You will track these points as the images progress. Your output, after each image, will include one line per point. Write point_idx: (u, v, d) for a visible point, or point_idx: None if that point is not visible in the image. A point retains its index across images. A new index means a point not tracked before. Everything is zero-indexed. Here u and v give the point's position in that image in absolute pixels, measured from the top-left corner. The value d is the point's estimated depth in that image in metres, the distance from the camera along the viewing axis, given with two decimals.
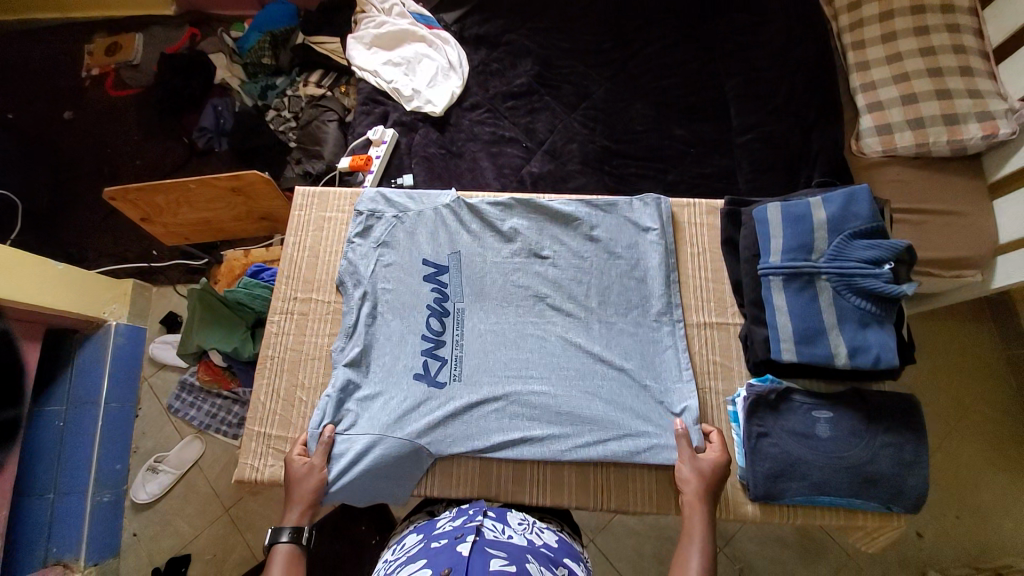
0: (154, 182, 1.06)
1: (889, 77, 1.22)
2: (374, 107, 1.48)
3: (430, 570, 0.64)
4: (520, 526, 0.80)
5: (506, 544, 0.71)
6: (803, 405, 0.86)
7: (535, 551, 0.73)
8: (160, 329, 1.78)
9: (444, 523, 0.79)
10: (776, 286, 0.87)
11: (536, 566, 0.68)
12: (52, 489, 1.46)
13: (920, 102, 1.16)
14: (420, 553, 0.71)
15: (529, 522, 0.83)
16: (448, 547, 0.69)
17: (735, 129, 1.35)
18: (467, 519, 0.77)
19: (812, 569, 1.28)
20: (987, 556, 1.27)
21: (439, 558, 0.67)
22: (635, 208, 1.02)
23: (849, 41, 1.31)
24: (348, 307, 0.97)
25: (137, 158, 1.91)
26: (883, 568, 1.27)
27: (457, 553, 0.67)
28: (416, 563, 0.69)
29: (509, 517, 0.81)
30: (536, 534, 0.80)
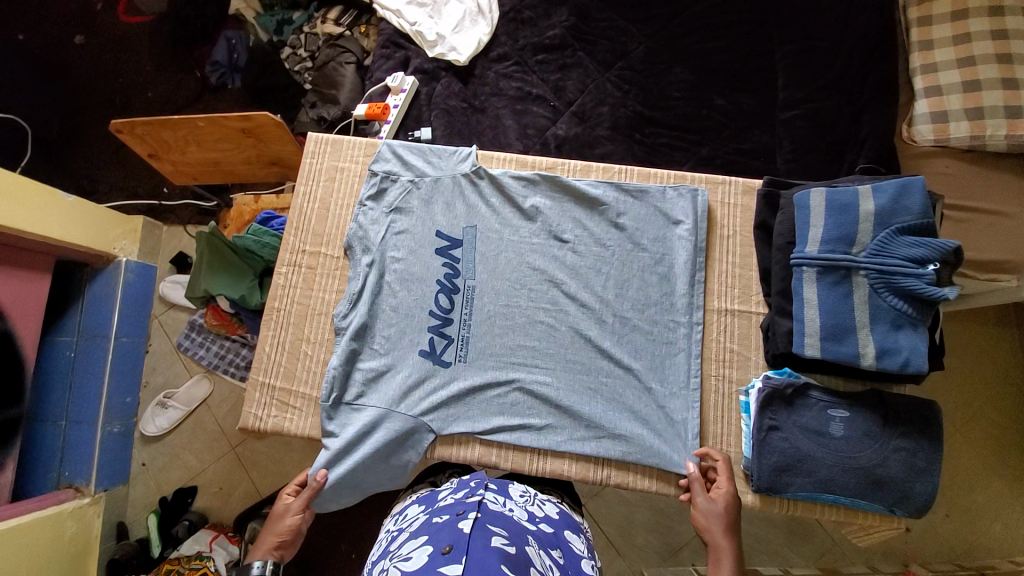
0: (162, 117, 1.01)
1: (953, 59, 1.11)
2: (395, 51, 1.39)
3: (432, 547, 0.64)
4: (521, 498, 0.79)
5: (508, 521, 0.71)
6: (820, 402, 0.83)
7: (536, 530, 0.72)
8: (171, 269, 1.77)
9: (445, 495, 0.79)
10: (808, 278, 0.82)
11: (537, 547, 0.67)
12: (63, 418, 1.51)
13: (982, 91, 1.06)
14: (422, 529, 0.71)
15: (531, 495, 0.83)
16: (449, 523, 0.68)
17: (780, 103, 1.26)
18: (469, 493, 0.76)
19: (797, 550, 1.29)
20: (972, 558, 1.27)
21: (440, 534, 0.66)
22: (668, 197, 0.95)
23: (914, 16, 1.19)
24: (356, 273, 0.94)
25: (150, 90, 1.85)
26: (866, 557, 1.28)
27: (458, 530, 0.66)
28: (418, 539, 0.68)
29: (512, 490, 0.80)
30: (536, 508, 0.79)
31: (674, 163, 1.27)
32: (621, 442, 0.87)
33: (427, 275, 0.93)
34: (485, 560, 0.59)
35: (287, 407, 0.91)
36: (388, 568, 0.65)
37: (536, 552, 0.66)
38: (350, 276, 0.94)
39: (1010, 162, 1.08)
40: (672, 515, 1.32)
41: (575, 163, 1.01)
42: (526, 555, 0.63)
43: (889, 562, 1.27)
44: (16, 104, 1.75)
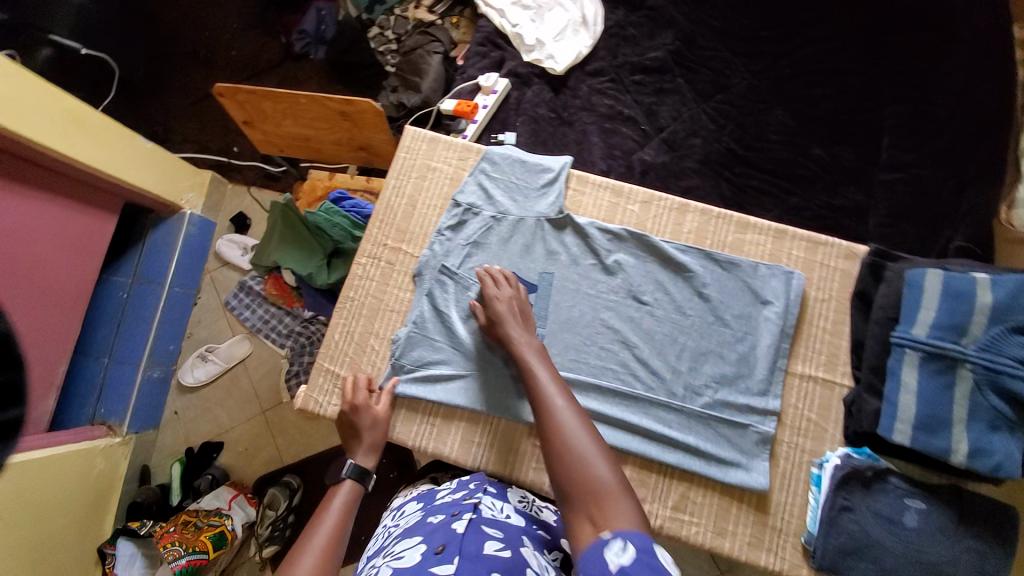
0: (266, 88, 1.02)
1: None
2: (491, 50, 1.40)
3: (425, 547, 0.65)
4: (520, 503, 0.79)
5: (503, 524, 0.71)
6: (897, 489, 0.79)
7: (530, 531, 0.73)
8: (228, 228, 1.79)
9: (443, 494, 0.80)
10: (909, 361, 0.78)
11: (531, 548, 0.68)
12: (107, 354, 1.55)
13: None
14: (416, 528, 0.71)
15: (530, 498, 0.83)
16: (443, 525, 0.69)
17: (881, 164, 1.21)
18: (467, 494, 0.77)
19: None
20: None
21: (434, 535, 0.67)
22: (760, 275, 0.89)
23: None
24: (419, 301, 0.92)
25: (234, 49, 1.87)
26: None
27: (452, 531, 0.67)
28: (413, 538, 0.68)
29: (510, 494, 0.80)
30: (533, 511, 0.80)
31: (759, 208, 1.22)
32: (679, 490, 0.84)
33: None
34: (474, 564, 0.60)
35: None
36: (380, 565, 0.65)
37: (531, 553, 0.67)
38: (419, 303, 0.92)
39: None
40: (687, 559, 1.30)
41: (674, 201, 0.95)
42: (520, 557, 0.64)
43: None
44: (107, 45, 1.79)
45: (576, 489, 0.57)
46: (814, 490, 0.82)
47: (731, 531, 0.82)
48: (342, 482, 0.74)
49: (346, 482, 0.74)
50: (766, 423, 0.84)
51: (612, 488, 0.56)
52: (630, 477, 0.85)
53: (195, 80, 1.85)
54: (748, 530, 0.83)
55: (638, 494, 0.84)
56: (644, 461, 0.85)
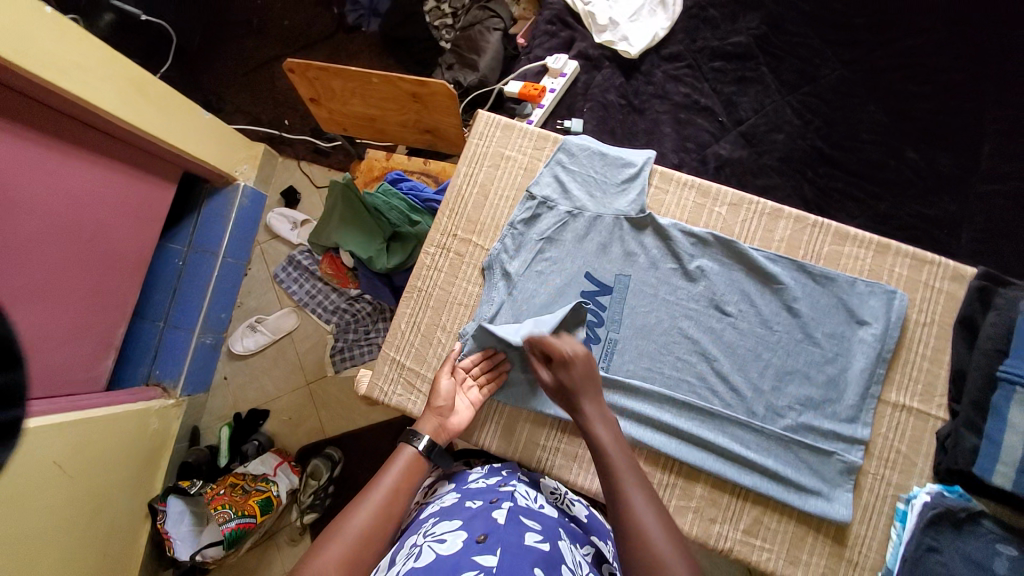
0: (338, 66, 0.99)
1: None
2: (560, 29, 1.33)
3: (466, 533, 0.63)
4: (554, 495, 0.79)
5: (540, 516, 0.70)
6: (991, 534, 0.73)
7: (565, 526, 0.72)
8: (279, 201, 1.79)
9: (477, 478, 0.79)
10: (1019, 400, 0.72)
11: (568, 543, 0.67)
12: (162, 319, 1.59)
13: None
14: (454, 510, 0.70)
15: (562, 492, 0.81)
16: (483, 512, 0.67)
17: (985, 172, 1.10)
18: (502, 482, 0.77)
19: None
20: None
21: (474, 522, 0.65)
22: (857, 292, 0.82)
23: None
24: (489, 296, 0.89)
25: (287, 18, 1.84)
26: None
27: (492, 520, 0.65)
28: (451, 521, 0.67)
29: (545, 485, 0.80)
30: (566, 507, 0.78)
31: (843, 213, 1.14)
32: (749, 513, 0.80)
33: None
34: (519, 554, 0.58)
35: (413, 389, 0.89)
36: (419, 544, 0.63)
37: (567, 547, 0.66)
38: (489, 298, 0.89)
39: None
40: None
41: (766, 205, 0.88)
42: (559, 551, 0.63)
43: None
44: None
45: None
46: (897, 526, 0.78)
47: (804, 560, 0.79)
48: (406, 446, 0.73)
49: (408, 447, 0.73)
50: (852, 452, 0.79)
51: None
52: (701, 495, 0.82)
53: (248, 49, 1.83)
54: (821, 559, 0.79)
55: (708, 514, 0.81)
56: (717, 480, 0.82)
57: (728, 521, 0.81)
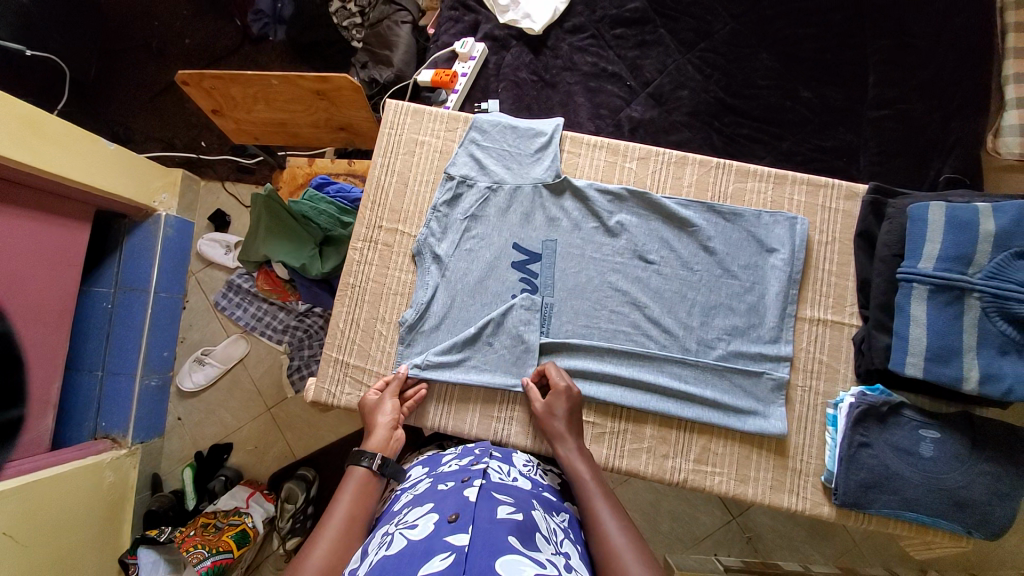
0: (233, 71, 0.97)
1: None
2: (464, 14, 1.33)
3: (437, 515, 0.61)
4: (525, 467, 0.79)
5: (512, 489, 0.69)
6: (912, 421, 0.80)
7: (538, 495, 0.71)
8: (208, 227, 1.72)
9: (449, 460, 0.79)
10: (917, 295, 0.78)
11: (541, 512, 0.67)
12: (100, 367, 1.50)
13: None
14: (425, 495, 0.68)
15: (535, 464, 0.82)
16: (454, 491, 0.66)
17: (870, 100, 1.19)
18: (474, 460, 0.75)
19: (817, 548, 1.30)
20: (986, 569, 1.25)
21: (446, 502, 0.63)
22: (763, 222, 0.89)
23: (1012, 20, 1.15)
24: (423, 282, 0.90)
25: (187, 37, 1.76)
26: (882, 559, 1.29)
27: (464, 499, 0.63)
28: (423, 506, 0.65)
29: (516, 458, 0.80)
30: (539, 476, 0.78)
31: (752, 156, 1.21)
32: (698, 444, 0.85)
33: (503, 293, 0.89)
34: (491, 530, 0.56)
35: (361, 386, 0.89)
36: (392, 533, 0.61)
37: (542, 516, 0.66)
38: (423, 283, 0.90)
39: None
40: (697, 505, 1.35)
41: (671, 154, 0.94)
42: (532, 522, 0.62)
43: (906, 565, 1.28)
44: None
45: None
46: (832, 430, 0.84)
47: (753, 477, 0.84)
48: (356, 466, 0.72)
49: (359, 469, 0.72)
50: (779, 369, 0.85)
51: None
52: (651, 435, 0.86)
53: (150, 74, 1.74)
54: (769, 473, 0.84)
55: (660, 451, 0.86)
56: (664, 418, 0.86)
57: (681, 455, 0.85)
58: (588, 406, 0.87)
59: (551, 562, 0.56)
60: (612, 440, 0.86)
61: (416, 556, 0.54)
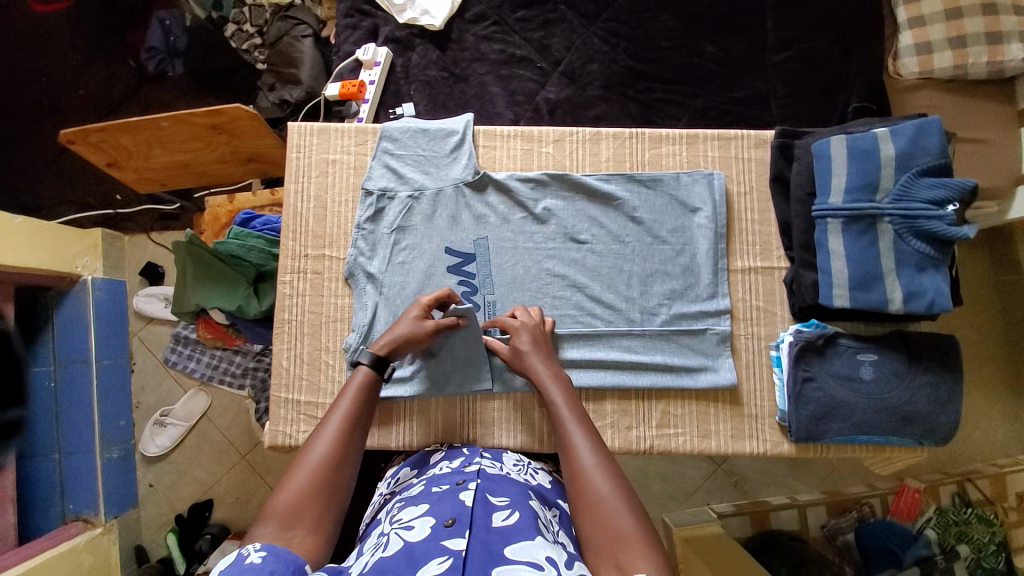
0: (118, 121, 0.92)
1: None
2: (361, 20, 1.29)
3: (434, 518, 0.61)
4: (515, 466, 0.78)
5: (507, 486, 0.69)
6: (849, 349, 0.84)
7: (533, 489, 0.72)
8: (141, 282, 1.63)
9: (440, 462, 0.79)
10: (833, 229, 0.82)
11: (537, 504, 0.68)
12: (56, 449, 1.42)
13: (963, 18, 1.08)
14: (420, 497, 0.68)
15: (525, 462, 0.82)
16: (450, 494, 0.65)
17: (771, 46, 1.21)
18: (466, 462, 0.76)
19: (799, 477, 1.37)
20: (955, 465, 1.32)
21: (441, 505, 0.63)
22: (683, 184, 0.91)
23: None
24: (361, 303, 0.88)
25: (78, 86, 1.64)
26: (859, 474, 1.36)
27: (459, 502, 0.63)
28: (418, 508, 0.64)
29: (506, 457, 0.80)
30: (529, 476, 0.77)
31: (670, 119, 1.23)
32: (659, 409, 0.87)
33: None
34: (489, 543, 0.56)
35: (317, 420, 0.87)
36: (387, 534, 0.61)
37: (538, 507, 0.67)
38: (361, 305, 0.88)
39: (990, 89, 1.11)
40: (683, 462, 1.39)
41: (585, 132, 0.94)
42: (530, 518, 0.61)
43: (883, 477, 1.34)
44: None
45: (602, 541, 0.56)
46: (778, 372, 0.87)
47: (714, 430, 0.87)
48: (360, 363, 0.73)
49: (361, 367, 0.72)
50: (721, 323, 0.88)
51: (639, 537, 0.55)
52: (613, 409, 0.87)
53: (46, 134, 1.62)
54: (729, 424, 0.87)
55: (624, 423, 0.87)
56: (622, 391, 0.87)
57: (646, 423, 0.87)
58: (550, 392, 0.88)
59: (551, 558, 0.54)
60: None
61: (414, 560, 0.54)
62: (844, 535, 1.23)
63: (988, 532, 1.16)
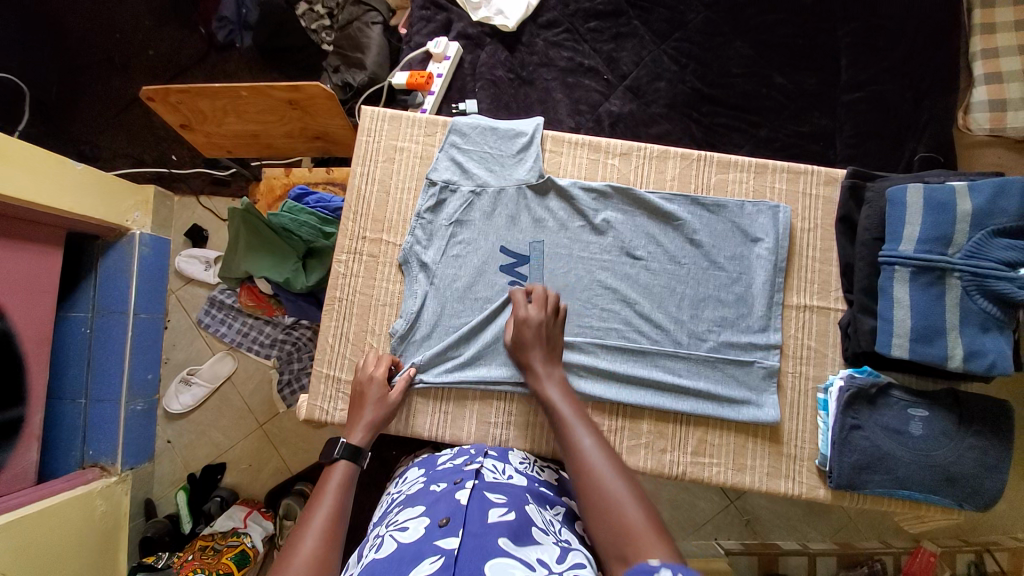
0: (199, 86, 0.95)
1: (1015, 45, 1.13)
2: (435, 13, 1.31)
3: (428, 519, 0.61)
4: (523, 465, 0.79)
5: (505, 486, 0.69)
6: (900, 401, 0.81)
7: (533, 491, 0.71)
8: (185, 242, 1.67)
9: (446, 460, 0.78)
10: (900, 278, 0.80)
11: (535, 506, 0.67)
12: (83, 395, 1.45)
13: None
14: (418, 497, 0.68)
15: (532, 460, 0.82)
16: (446, 495, 0.65)
17: (844, 84, 1.19)
18: (469, 460, 0.75)
19: (812, 524, 1.33)
20: (974, 534, 1.27)
21: (437, 506, 0.63)
22: (747, 212, 0.90)
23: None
24: (411, 291, 0.89)
25: (151, 47, 1.69)
26: (879, 532, 1.31)
27: (455, 501, 0.63)
28: (414, 508, 0.65)
29: (512, 456, 0.80)
30: (536, 472, 0.78)
31: (731, 145, 1.22)
32: (696, 436, 0.86)
33: (493, 298, 0.89)
34: (481, 533, 0.56)
35: None
36: (384, 536, 0.61)
37: (535, 509, 0.66)
38: (412, 293, 0.89)
39: None
40: (696, 492, 1.36)
41: (653, 149, 0.94)
42: (525, 518, 0.61)
43: (901, 536, 1.29)
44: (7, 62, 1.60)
45: (609, 535, 0.56)
46: (823, 415, 0.85)
47: (750, 465, 0.85)
48: (336, 457, 0.73)
49: (338, 463, 0.72)
50: (769, 357, 0.87)
51: (651, 526, 0.55)
52: (648, 430, 0.87)
53: (115, 89, 1.68)
54: (765, 460, 0.86)
55: (658, 445, 0.86)
56: (659, 412, 0.87)
57: (680, 446, 0.86)
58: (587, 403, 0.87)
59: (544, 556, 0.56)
60: (609, 438, 0.87)
61: (405, 562, 0.53)
62: None
63: None
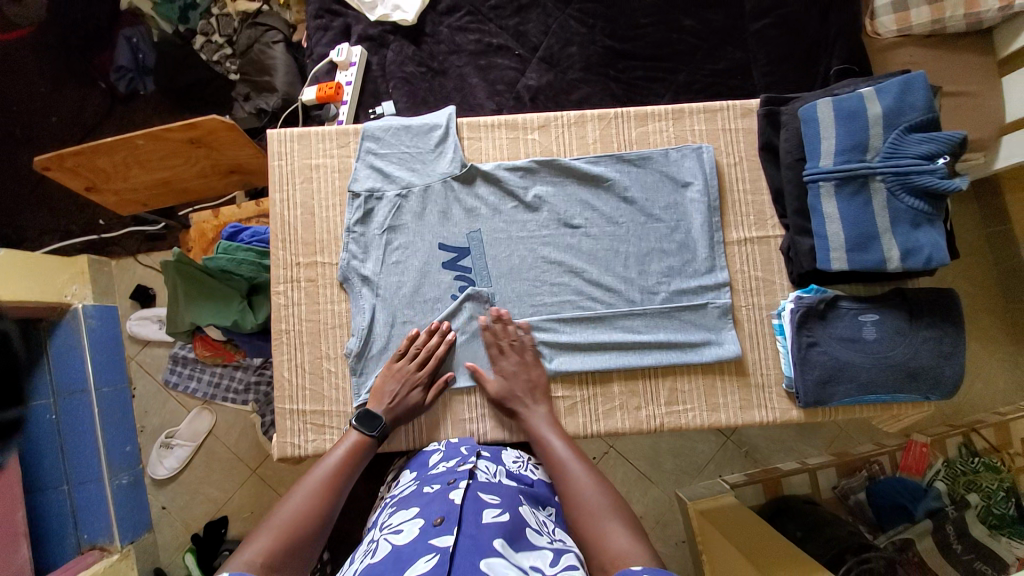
0: (92, 143, 0.90)
1: None
2: (332, 20, 1.27)
3: (423, 519, 0.60)
4: (515, 464, 0.78)
5: (499, 487, 0.68)
6: (850, 310, 0.84)
7: (526, 490, 0.71)
8: (133, 306, 1.61)
9: (436, 462, 0.77)
10: (826, 193, 0.81)
11: (528, 507, 0.66)
12: (64, 480, 1.39)
13: None
14: (411, 499, 0.67)
15: (524, 458, 0.82)
16: (440, 494, 0.64)
17: (749, 14, 1.20)
18: (461, 461, 0.74)
19: (807, 442, 1.37)
20: (960, 417, 1.32)
21: (431, 506, 0.62)
22: (672, 159, 0.90)
23: None
24: (357, 307, 0.88)
25: (51, 113, 1.60)
26: (869, 436, 1.36)
27: (449, 500, 0.62)
28: (408, 510, 0.64)
29: (504, 456, 0.79)
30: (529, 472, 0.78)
31: (652, 95, 1.21)
32: (666, 387, 0.87)
33: (441, 297, 0.87)
34: (477, 537, 0.55)
35: (325, 429, 0.87)
36: (377, 540, 0.60)
37: (530, 512, 0.66)
38: (359, 308, 0.88)
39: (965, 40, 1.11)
40: (693, 437, 1.39)
41: (570, 115, 0.93)
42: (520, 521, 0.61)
43: (890, 435, 1.33)
44: None
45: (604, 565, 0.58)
46: (781, 338, 0.87)
47: (722, 403, 0.87)
48: (350, 429, 0.77)
49: (352, 432, 0.77)
50: (722, 296, 0.88)
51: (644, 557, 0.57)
52: (620, 391, 0.87)
53: (22, 164, 1.58)
54: (737, 394, 0.87)
55: (632, 404, 0.87)
56: (627, 371, 0.87)
57: (653, 399, 0.87)
58: (555, 379, 0.87)
59: (538, 561, 0.55)
60: (585, 408, 0.87)
61: (399, 564, 0.53)
62: (857, 495, 1.24)
63: (995, 479, 1.13)
